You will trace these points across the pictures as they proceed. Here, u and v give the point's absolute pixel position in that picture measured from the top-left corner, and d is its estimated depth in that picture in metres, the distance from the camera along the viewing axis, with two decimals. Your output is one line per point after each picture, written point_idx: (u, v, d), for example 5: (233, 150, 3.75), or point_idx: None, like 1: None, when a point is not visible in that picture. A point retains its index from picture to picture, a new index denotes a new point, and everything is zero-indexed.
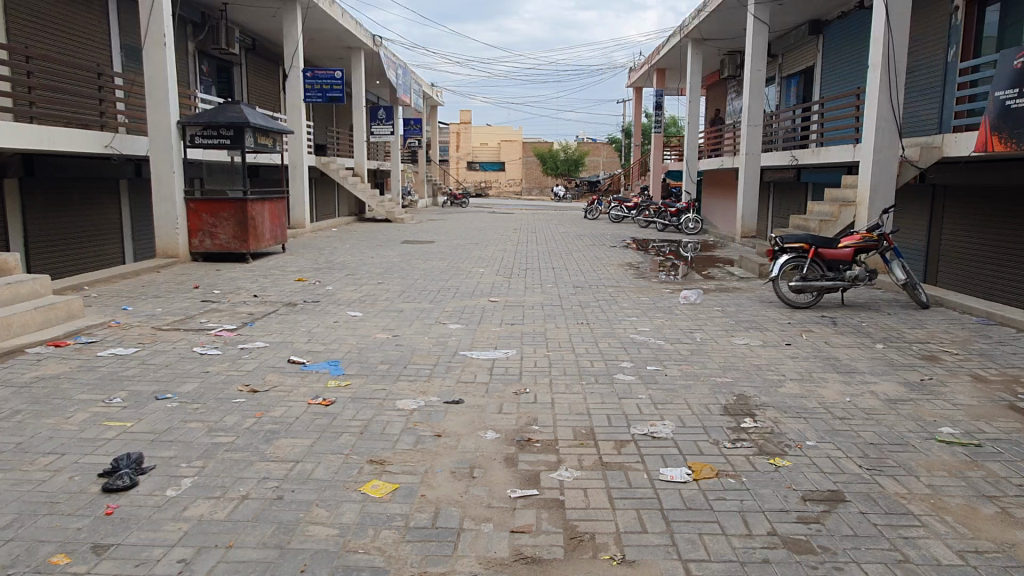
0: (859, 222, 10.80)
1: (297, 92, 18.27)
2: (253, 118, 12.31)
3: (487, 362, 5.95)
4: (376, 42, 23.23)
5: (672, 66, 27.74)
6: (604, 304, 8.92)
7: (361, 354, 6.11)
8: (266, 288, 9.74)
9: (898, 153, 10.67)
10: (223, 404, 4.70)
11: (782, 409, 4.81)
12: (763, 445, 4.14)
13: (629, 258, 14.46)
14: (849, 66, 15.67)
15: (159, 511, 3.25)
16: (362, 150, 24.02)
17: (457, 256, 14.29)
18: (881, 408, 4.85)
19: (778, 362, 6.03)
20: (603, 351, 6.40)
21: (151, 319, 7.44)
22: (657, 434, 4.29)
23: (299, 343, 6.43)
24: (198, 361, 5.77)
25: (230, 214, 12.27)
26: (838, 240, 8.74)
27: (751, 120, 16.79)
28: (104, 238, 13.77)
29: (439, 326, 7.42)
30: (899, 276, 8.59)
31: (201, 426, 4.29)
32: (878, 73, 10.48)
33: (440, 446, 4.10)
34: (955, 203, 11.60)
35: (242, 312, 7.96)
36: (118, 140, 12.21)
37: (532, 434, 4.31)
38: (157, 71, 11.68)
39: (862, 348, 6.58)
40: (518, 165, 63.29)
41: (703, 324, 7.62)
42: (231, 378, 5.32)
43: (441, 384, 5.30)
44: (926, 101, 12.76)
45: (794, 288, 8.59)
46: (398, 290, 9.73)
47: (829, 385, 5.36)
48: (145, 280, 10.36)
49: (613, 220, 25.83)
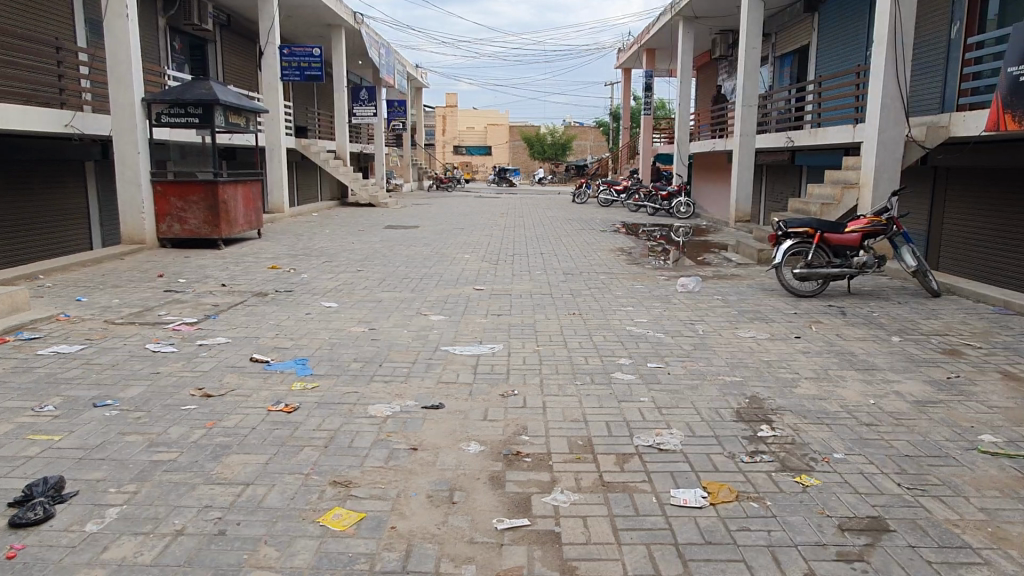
0: (862, 206, 10.30)
1: (273, 70, 17.61)
2: (223, 95, 11.63)
3: (471, 359, 5.39)
4: (357, 20, 22.47)
5: (662, 47, 27.18)
6: (597, 292, 8.38)
7: (333, 351, 5.53)
8: (236, 276, 9.13)
9: (904, 132, 10.15)
10: (170, 413, 4.11)
11: (802, 413, 4.30)
12: (786, 458, 3.62)
13: (621, 243, 13.95)
14: (846, 45, 15.17)
15: (72, 553, 2.68)
16: (344, 131, 23.33)
17: (442, 242, 13.71)
18: (910, 412, 4.35)
19: (790, 358, 5.52)
20: (599, 345, 5.85)
21: (106, 311, 6.85)
22: (664, 447, 3.77)
23: (266, 339, 5.85)
24: (149, 361, 5.17)
25: (200, 198, 11.62)
26: (845, 225, 8.26)
27: (746, 100, 16.27)
28: (69, 223, 13.12)
29: (420, 318, 6.86)
30: (910, 262, 8.08)
31: (141, 440, 3.72)
32: (884, 48, 9.94)
33: (416, 463, 3.55)
34: (958, 186, 11.09)
35: (206, 303, 7.37)
36: (79, 119, 11.47)
37: (521, 447, 3.78)
38: (118, 45, 10.95)
39: (877, 342, 6.08)
40: (505, 150, 63.82)
41: (704, 315, 7.09)
42: (185, 380, 4.73)
43: (421, 386, 4.74)
44: (928, 80, 12.26)
45: (798, 276, 8.10)
46: (377, 278, 9.17)
47: (849, 385, 4.85)
48: (106, 267, 9.72)
49: (602, 203, 25.29)
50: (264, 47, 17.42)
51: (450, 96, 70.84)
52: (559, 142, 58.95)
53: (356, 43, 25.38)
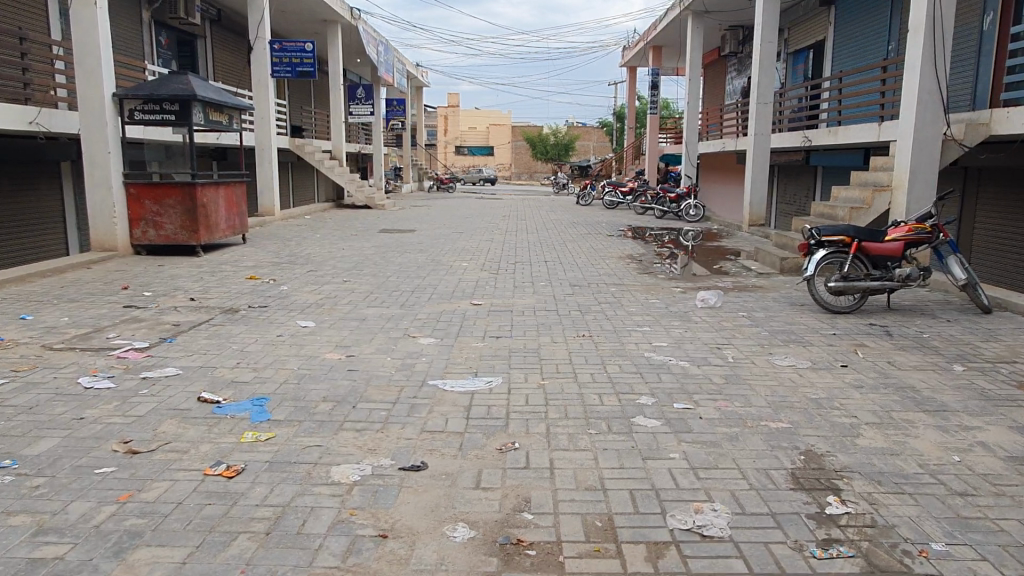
0: (896, 210, 9.44)
1: (262, 66, 16.77)
2: (202, 91, 10.83)
3: (463, 398, 4.51)
4: (354, 16, 21.58)
5: (669, 44, 26.24)
6: (607, 308, 7.51)
7: (300, 387, 4.66)
8: (209, 288, 8.29)
9: (941, 129, 9.24)
10: (77, 480, 3.24)
11: (874, 477, 3.43)
12: (870, 553, 2.76)
13: (628, 250, 13.09)
14: (867, 39, 14.28)
15: None
16: (340, 131, 22.48)
17: (438, 248, 12.92)
18: (1009, 475, 3.47)
19: (841, 396, 4.64)
20: (615, 378, 4.99)
21: (47, 334, 5.98)
22: (708, 532, 2.90)
23: (224, 370, 5.00)
24: (76, 401, 4.29)
25: (177, 201, 10.76)
26: (884, 233, 7.39)
27: (761, 97, 15.37)
28: (43, 227, 12.29)
29: (407, 341, 5.98)
30: (958, 274, 7.20)
31: (27, 524, 2.85)
32: (922, 38, 9.04)
33: (383, 560, 2.68)
34: (991, 188, 10.18)
35: (166, 322, 6.50)
36: (44, 116, 10.57)
37: (522, 530, 2.92)
38: (86, 33, 10.09)
39: (938, 372, 5.21)
40: (507, 150, 62.87)
41: (731, 337, 6.21)
42: (110, 429, 3.87)
43: (400, 436, 3.87)
44: (957, 75, 11.39)
45: (833, 289, 7.22)
46: (365, 291, 8.31)
47: (922, 434, 3.97)
48: (67, 279, 8.83)
49: (607, 205, 24.38)
50: (253, 41, 16.61)
51: (452, 95, 69.69)
52: (561, 143, 57.83)
53: (353, 39, 24.51)
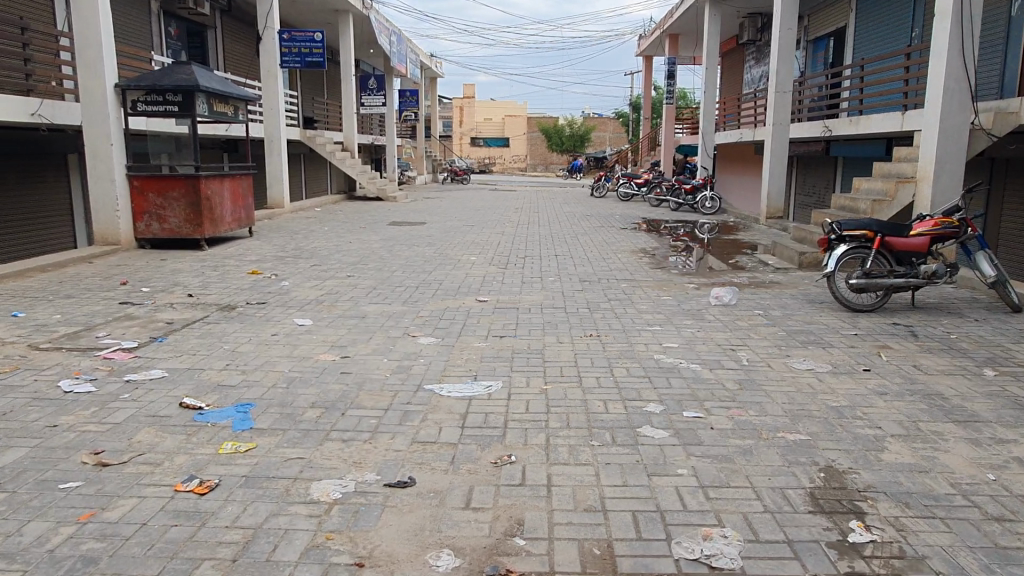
0: (921, 203, 9.06)
1: (271, 56, 16.48)
2: (205, 81, 10.60)
3: (459, 405, 4.26)
4: (365, 5, 21.30)
5: (686, 32, 25.73)
6: (617, 306, 7.21)
7: (289, 392, 4.42)
8: (208, 284, 8.09)
9: (969, 118, 8.83)
10: (39, 497, 3.02)
11: (901, 498, 3.14)
12: None
13: (642, 243, 12.75)
14: (891, 26, 13.81)
15: None
16: (351, 122, 22.24)
17: (447, 241, 12.67)
18: None
19: (863, 403, 4.33)
20: (622, 382, 4.71)
21: (36, 332, 5.79)
22: (718, 563, 2.63)
23: (211, 373, 4.78)
24: (52, 407, 4.09)
25: (181, 193, 10.57)
26: (909, 227, 7.04)
27: (780, 86, 14.94)
28: (52, 221, 12.21)
29: (406, 341, 5.74)
30: (987, 271, 6.83)
31: None
32: (950, 22, 8.62)
33: None
34: (1019, 180, 9.77)
35: (160, 320, 6.30)
36: (46, 107, 10.39)
37: (513, 558, 2.67)
38: (87, 23, 9.88)
39: (969, 377, 4.88)
40: (522, 140, 62.26)
41: (746, 337, 5.91)
42: (83, 439, 3.65)
43: (388, 448, 3.62)
44: (984, 62, 10.94)
45: (855, 286, 6.88)
46: (368, 287, 8.07)
47: (952, 448, 3.67)
48: (68, 273, 8.69)
49: (622, 197, 23.99)
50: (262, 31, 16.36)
51: (467, 86, 69.43)
52: (577, 134, 57.21)
53: (365, 29, 24.25)
